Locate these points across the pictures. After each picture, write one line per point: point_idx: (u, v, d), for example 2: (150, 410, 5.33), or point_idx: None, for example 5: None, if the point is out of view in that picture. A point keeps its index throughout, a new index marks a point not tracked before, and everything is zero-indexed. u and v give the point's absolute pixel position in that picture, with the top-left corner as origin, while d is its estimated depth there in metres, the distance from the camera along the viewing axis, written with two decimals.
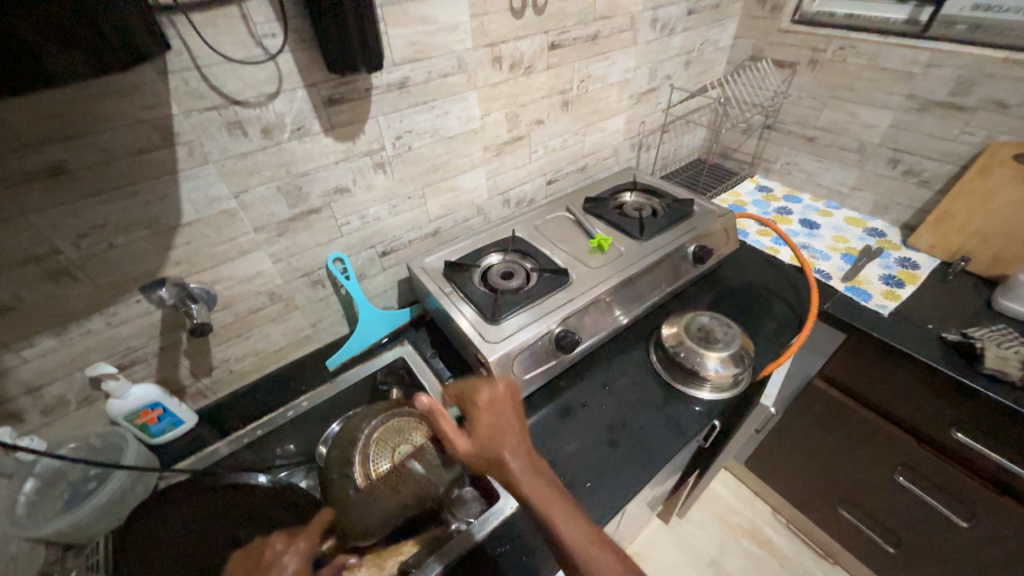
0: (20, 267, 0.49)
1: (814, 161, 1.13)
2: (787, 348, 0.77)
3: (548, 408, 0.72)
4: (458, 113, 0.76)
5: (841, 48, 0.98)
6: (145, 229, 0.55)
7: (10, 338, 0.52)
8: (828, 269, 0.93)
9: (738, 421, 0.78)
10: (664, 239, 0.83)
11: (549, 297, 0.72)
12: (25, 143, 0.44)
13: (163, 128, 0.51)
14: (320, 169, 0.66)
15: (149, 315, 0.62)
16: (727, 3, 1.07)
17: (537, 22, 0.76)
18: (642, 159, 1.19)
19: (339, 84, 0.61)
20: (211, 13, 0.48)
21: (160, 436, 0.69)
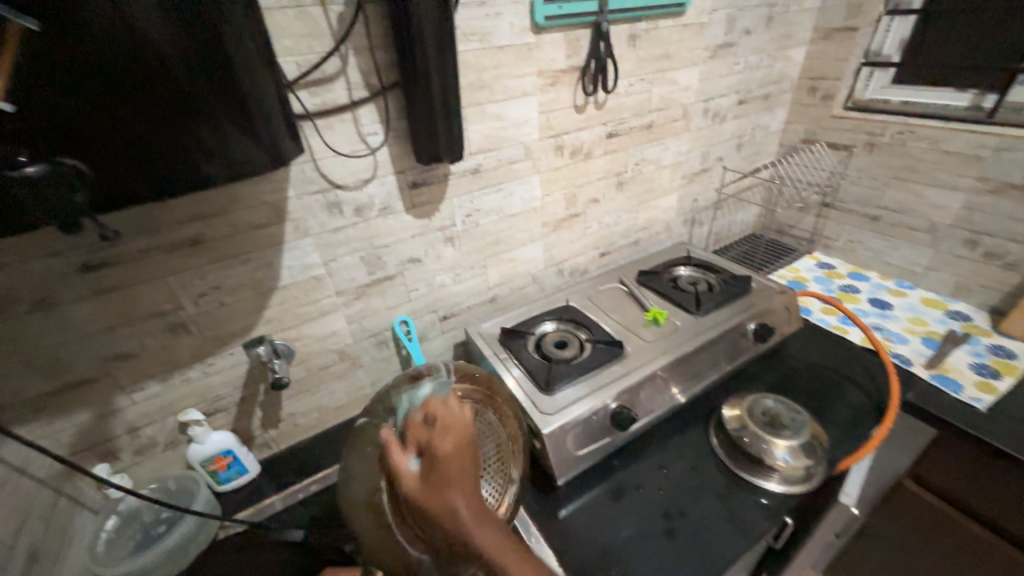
0: (149, 319, 0.58)
1: (880, 239, 1.10)
2: (868, 441, 0.70)
3: (602, 487, 0.69)
4: (522, 194, 0.83)
5: (900, 133, 0.99)
6: (249, 290, 0.63)
7: (128, 381, 0.60)
8: (907, 353, 0.86)
9: (817, 521, 0.70)
10: (723, 315, 0.82)
11: (604, 369, 0.72)
12: (176, 219, 0.54)
13: (279, 207, 0.60)
14: (398, 242, 0.73)
15: (238, 367, 0.68)
16: (777, 93, 1.13)
17: (597, 116, 0.84)
18: (695, 234, 1.21)
19: (423, 171, 0.70)
20: (331, 118, 0.59)
21: (227, 483, 0.72)
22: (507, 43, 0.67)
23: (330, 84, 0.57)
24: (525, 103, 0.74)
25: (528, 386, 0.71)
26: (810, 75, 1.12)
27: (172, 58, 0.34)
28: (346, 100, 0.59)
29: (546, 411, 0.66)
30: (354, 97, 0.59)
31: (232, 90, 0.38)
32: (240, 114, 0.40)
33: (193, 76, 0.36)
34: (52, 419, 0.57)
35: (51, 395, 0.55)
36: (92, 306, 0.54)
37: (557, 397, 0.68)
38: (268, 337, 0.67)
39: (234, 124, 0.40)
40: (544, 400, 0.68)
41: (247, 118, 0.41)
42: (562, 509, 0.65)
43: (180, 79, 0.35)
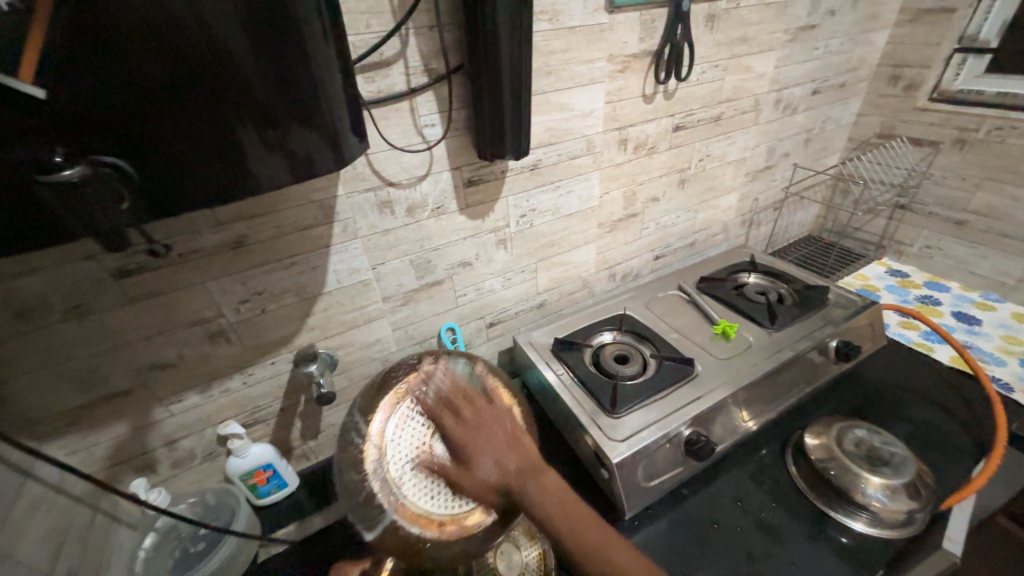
0: (188, 328, 0.53)
1: (964, 246, 1.00)
2: (974, 479, 0.62)
3: (670, 519, 0.62)
4: (580, 192, 0.76)
5: (998, 129, 0.89)
6: (293, 296, 0.58)
7: (165, 392, 0.56)
8: (1005, 376, 0.78)
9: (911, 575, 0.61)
10: (800, 331, 0.76)
11: (673, 389, 0.66)
12: (219, 221, 0.49)
13: (328, 208, 0.55)
14: (450, 245, 0.67)
15: (279, 377, 0.63)
16: (853, 82, 1.03)
17: (665, 107, 0.76)
18: (752, 236, 1.13)
19: (480, 167, 0.64)
20: (387, 108, 0.53)
21: (266, 497, 0.68)
22: (578, 24, 0.60)
23: (388, 69, 0.51)
24: (593, 91, 0.66)
25: (590, 406, 0.65)
26: (892, 63, 1.02)
27: (233, 39, 0.29)
28: (404, 88, 0.52)
29: (613, 436, 0.60)
30: (413, 84, 0.53)
31: (297, 79, 0.33)
32: (298, 101, 0.33)
33: (255, 63, 0.30)
34: (87, 433, 0.53)
35: (86, 409, 0.51)
36: (130, 315, 0.49)
37: (623, 421, 0.62)
38: (311, 346, 0.62)
39: (298, 121, 0.34)
40: (610, 424, 0.62)
41: (306, 106, 0.34)
42: (621, 541, 0.60)
43: (241, 65, 0.29)
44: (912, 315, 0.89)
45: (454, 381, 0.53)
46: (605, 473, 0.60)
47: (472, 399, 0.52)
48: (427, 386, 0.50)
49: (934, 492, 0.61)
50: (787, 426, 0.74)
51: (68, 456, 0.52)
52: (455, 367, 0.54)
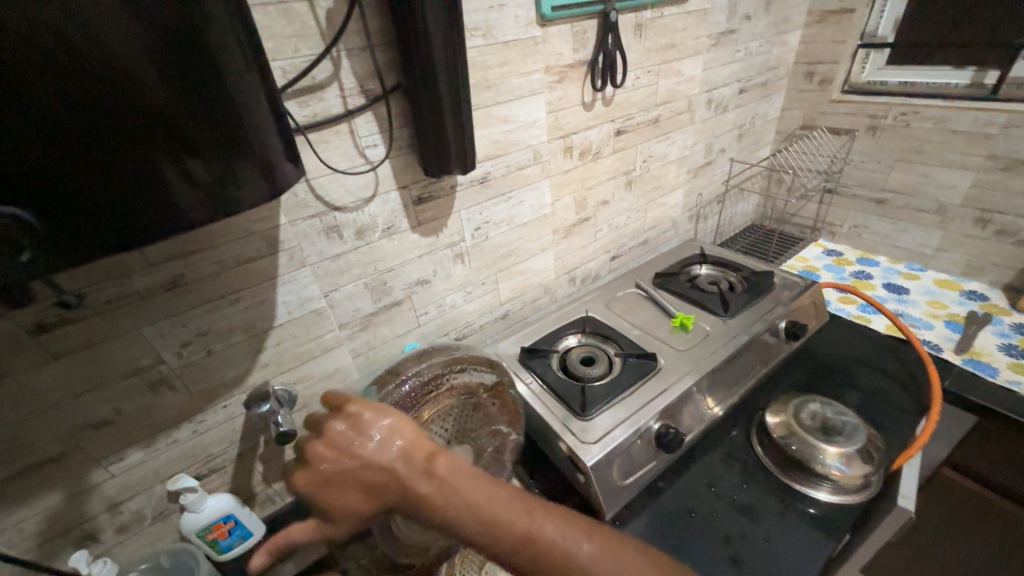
0: (124, 379, 0.49)
1: (887, 222, 1.09)
2: (918, 437, 0.66)
3: (649, 514, 0.63)
4: (533, 201, 0.77)
5: (903, 114, 0.98)
6: (242, 333, 0.55)
7: (103, 452, 0.51)
8: (934, 338, 0.85)
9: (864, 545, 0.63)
10: (751, 316, 0.79)
11: (639, 385, 0.67)
12: (150, 262, 0.46)
13: (271, 238, 0.53)
14: (404, 264, 0.66)
15: (233, 421, 0.60)
16: (774, 79, 1.11)
17: (605, 112, 0.79)
18: (701, 229, 1.18)
19: (428, 184, 0.63)
20: (325, 131, 0.51)
21: (228, 552, 0.63)
22: (513, 38, 0.61)
23: (323, 92, 0.50)
24: (534, 102, 0.68)
25: (561, 412, 0.65)
26: (806, 60, 1.11)
27: (143, 68, 0.27)
28: (340, 110, 0.51)
29: (585, 439, 0.60)
30: (349, 106, 0.52)
31: (220, 107, 0.31)
32: (225, 129, 0.32)
33: (171, 93, 0.29)
34: (13, 509, 0.47)
35: (9, 482, 0.46)
36: (53, 373, 0.45)
37: (594, 422, 0.62)
38: (266, 384, 0.59)
39: (226, 151, 0.33)
40: (582, 427, 0.62)
41: (233, 133, 0.33)
42: None
43: (154, 95, 0.28)
44: (850, 290, 0.95)
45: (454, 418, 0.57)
46: (582, 477, 0.60)
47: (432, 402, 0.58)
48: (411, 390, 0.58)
49: (886, 454, 0.65)
50: (750, 408, 0.77)
51: None
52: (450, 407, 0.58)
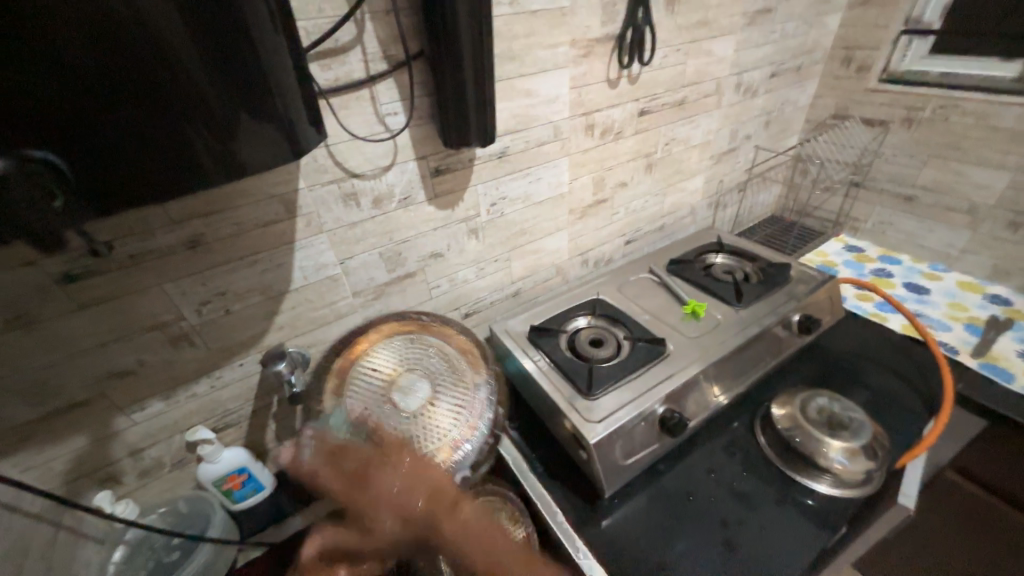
0: (147, 333, 0.51)
1: (913, 220, 1.06)
2: (924, 438, 0.66)
3: (648, 494, 0.64)
4: (550, 179, 0.76)
5: (942, 107, 0.94)
6: (259, 295, 0.56)
7: (127, 401, 0.53)
8: (951, 341, 0.84)
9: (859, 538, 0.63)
10: (764, 307, 0.79)
11: (646, 369, 0.68)
12: (173, 219, 0.47)
13: (289, 201, 0.53)
14: (420, 236, 0.67)
15: (249, 379, 0.62)
16: (808, 64, 1.07)
17: (630, 91, 0.77)
18: (719, 218, 1.16)
19: (446, 156, 0.63)
20: (346, 96, 0.51)
21: (242, 502, 0.65)
22: (540, 8, 0.59)
23: (345, 56, 0.49)
24: (557, 77, 0.66)
25: (567, 390, 0.66)
26: (845, 45, 1.06)
27: (171, 24, 0.27)
28: (363, 75, 0.51)
29: (590, 418, 0.61)
30: (371, 71, 0.51)
31: (245, 67, 0.31)
32: (249, 91, 0.32)
33: (196, 49, 0.28)
34: (43, 447, 0.50)
35: (41, 423, 0.49)
36: (81, 322, 0.46)
37: (599, 402, 0.63)
38: (281, 345, 0.60)
39: (250, 113, 0.33)
40: (587, 406, 0.63)
41: (257, 96, 0.33)
42: (603, 518, 0.61)
43: (181, 53, 0.28)
44: (868, 287, 0.94)
45: (404, 341, 0.61)
46: (584, 454, 0.61)
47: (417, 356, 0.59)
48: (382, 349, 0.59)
49: (890, 452, 0.65)
50: (756, 399, 0.77)
51: (23, 473, 0.49)
52: (406, 332, 0.61)
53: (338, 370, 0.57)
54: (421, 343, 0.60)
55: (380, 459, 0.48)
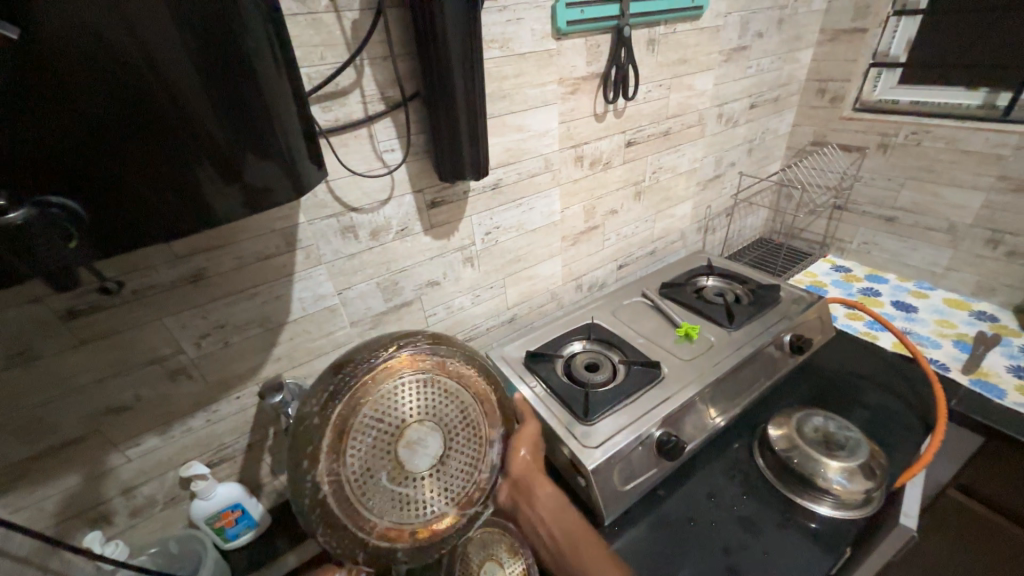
0: (146, 367, 0.51)
1: (896, 240, 1.09)
2: (921, 456, 0.66)
3: (649, 521, 0.63)
4: (542, 208, 0.78)
5: (914, 133, 0.99)
6: (258, 326, 0.57)
7: (121, 438, 0.53)
8: (942, 357, 0.85)
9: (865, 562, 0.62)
10: (757, 328, 0.80)
11: (642, 392, 0.68)
12: (176, 255, 0.48)
13: (289, 235, 0.55)
14: (416, 265, 0.68)
15: (245, 411, 0.61)
16: (785, 95, 1.12)
17: (616, 124, 0.80)
18: (709, 242, 1.19)
19: (442, 189, 0.65)
20: (346, 135, 0.53)
21: (234, 540, 0.65)
22: (528, 50, 0.63)
23: (345, 98, 0.52)
24: (546, 112, 0.70)
25: (564, 416, 0.66)
26: (818, 77, 1.12)
27: (182, 75, 0.29)
28: (361, 115, 0.54)
29: (587, 443, 0.61)
30: (369, 112, 0.54)
31: (252, 111, 0.33)
32: (255, 132, 0.34)
33: (208, 96, 0.31)
34: (34, 487, 0.49)
35: (33, 462, 0.48)
36: (81, 358, 0.47)
37: (597, 427, 0.63)
38: (278, 376, 0.61)
39: (255, 153, 0.35)
40: (584, 431, 0.63)
41: (263, 137, 0.35)
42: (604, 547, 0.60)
43: (193, 101, 0.30)
44: (857, 306, 0.95)
45: (415, 378, 0.38)
46: (582, 481, 0.60)
47: (434, 399, 0.38)
48: (384, 386, 0.37)
49: (889, 471, 0.65)
50: (752, 420, 0.77)
51: (12, 515, 0.48)
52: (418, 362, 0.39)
53: (335, 415, 0.36)
54: (437, 381, 0.39)
55: (388, 537, 0.35)
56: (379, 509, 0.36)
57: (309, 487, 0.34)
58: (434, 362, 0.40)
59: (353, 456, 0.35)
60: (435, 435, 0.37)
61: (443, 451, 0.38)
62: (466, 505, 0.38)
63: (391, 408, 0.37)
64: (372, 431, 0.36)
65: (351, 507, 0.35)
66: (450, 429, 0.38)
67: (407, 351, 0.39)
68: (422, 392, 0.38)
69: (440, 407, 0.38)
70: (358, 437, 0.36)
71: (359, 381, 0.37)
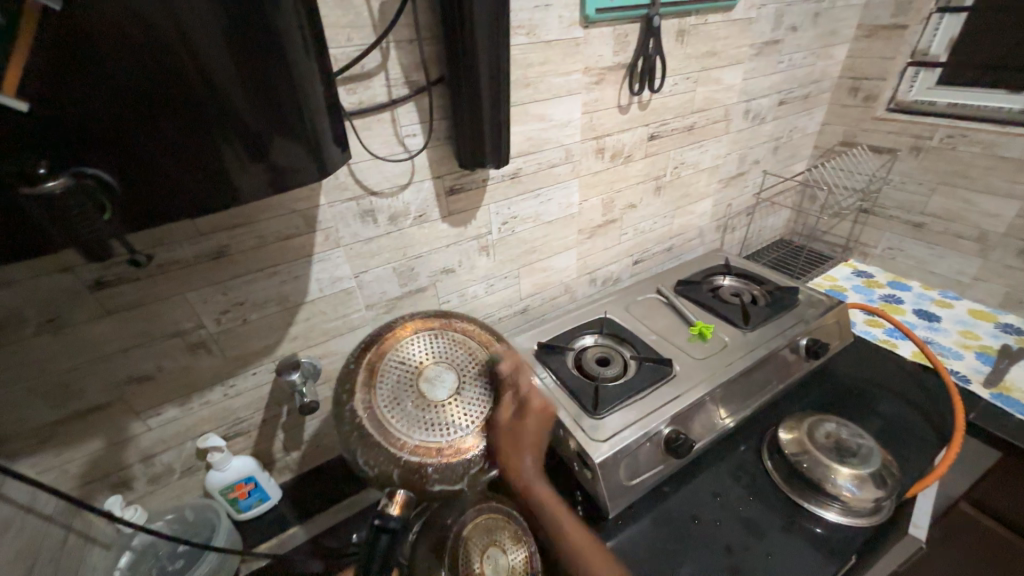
0: (168, 340, 0.52)
1: (923, 247, 1.06)
2: (935, 468, 0.65)
3: (653, 517, 0.64)
4: (560, 199, 0.78)
5: (949, 137, 0.95)
6: (276, 305, 0.58)
7: (143, 406, 0.55)
8: (963, 369, 0.83)
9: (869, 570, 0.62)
10: (773, 330, 0.79)
11: (652, 389, 0.68)
12: (200, 231, 0.49)
13: (310, 217, 0.55)
14: (432, 252, 0.68)
15: (261, 387, 0.63)
16: (816, 93, 1.09)
17: (640, 117, 0.79)
18: (727, 240, 1.17)
19: (461, 176, 0.65)
20: (368, 118, 0.53)
21: (247, 511, 0.67)
22: (555, 38, 0.62)
23: (369, 81, 0.52)
24: (570, 102, 0.69)
25: (573, 408, 0.66)
26: (852, 75, 1.08)
27: (216, 54, 0.29)
28: (385, 99, 0.54)
29: (595, 437, 0.61)
30: (393, 95, 0.54)
31: (280, 91, 0.33)
32: (282, 113, 0.34)
33: (238, 76, 0.31)
34: (60, 450, 0.51)
35: (60, 425, 0.50)
36: (107, 327, 0.48)
37: (605, 422, 0.63)
38: (294, 355, 0.62)
39: (281, 134, 0.35)
40: (592, 425, 0.63)
41: (289, 117, 0.35)
42: (607, 539, 0.61)
43: (224, 79, 0.30)
44: (877, 313, 0.93)
45: (429, 336, 0.48)
46: (588, 473, 0.61)
47: (445, 348, 0.48)
48: (406, 343, 0.47)
49: (900, 481, 0.64)
50: (763, 423, 0.76)
51: (39, 475, 0.51)
52: (430, 326, 0.49)
53: (368, 364, 0.45)
54: (446, 335, 0.49)
55: (419, 452, 0.41)
56: (405, 430, 0.42)
57: (351, 415, 0.42)
58: (442, 322, 0.50)
59: (385, 389, 0.43)
60: (450, 372, 0.46)
61: (458, 385, 0.45)
62: (485, 427, 0.44)
63: (411, 354, 0.46)
64: (398, 370, 0.45)
65: (381, 428, 0.41)
66: (462, 368, 0.47)
67: (419, 318, 0.50)
68: (435, 345, 0.48)
69: (451, 352, 0.48)
70: (385, 375, 0.44)
71: (383, 339, 0.47)
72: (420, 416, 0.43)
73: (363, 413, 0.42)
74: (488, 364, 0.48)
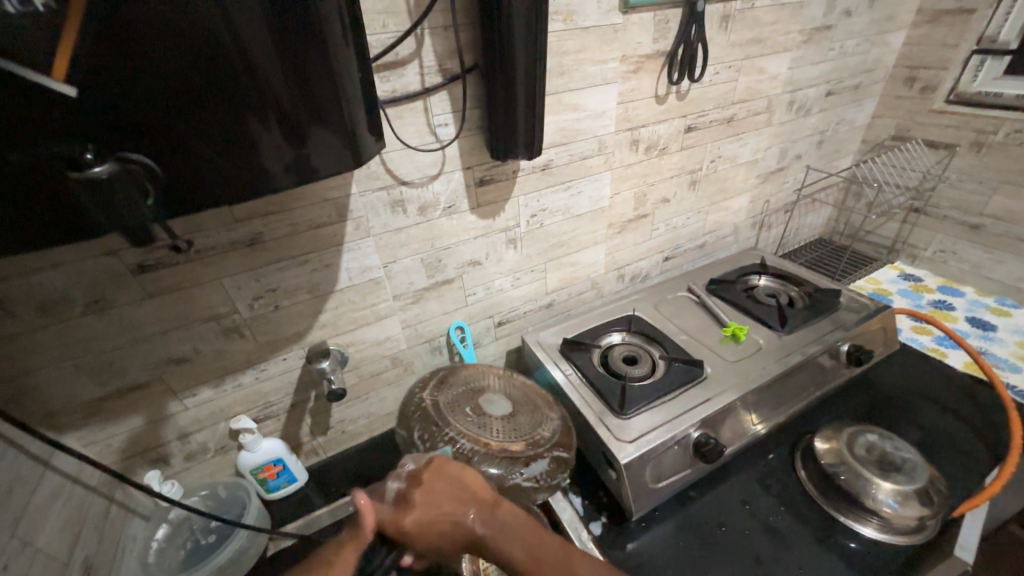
0: (204, 323, 0.54)
1: (979, 250, 0.99)
2: (987, 487, 0.61)
3: (677, 521, 0.62)
4: (591, 193, 0.76)
5: (1016, 132, 0.88)
6: (307, 293, 0.59)
7: (180, 387, 0.56)
8: (1021, 384, 0.77)
9: None
10: (811, 334, 0.75)
11: (681, 391, 0.66)
12: (236, 218, 0.50)
13: (341, 206, 0.55)
14: (460, 244, 0.68)
15: (290, 373, 0.64)
16: (868, 83, 1.02)
17: (678, 107, 0.76)
18: (763, 238, 1.12)
19: (491, 167, 0.64)
20: (401, 107, 0.53)
21: (275, 491, 0.69)
22: (593, 24, 0.60)
23: (403, 68, 0.51)
24: (605, 92, 0.66)
25: (599, 407, 0.65)
26: (909, 64, 1.01)
27: (258, 42, 0.29)
28: (418, 87, 0.53)
29: (621, 437, 0.60)
30: (427, 83, 0.53)
31: (319, 80, 0.33)
32: (321, 103, 0.34)
33: (278, 65, 0.30)
34: (104, 425, 0.54)
35: (104, 401, 0.52)
36: (148, 310, 0.50)
37: (632, 422, 0.62)
38: (323, 342, 0.63)
39: (318, 124, 0.34)
40: (618, 425, 0.61)
41: (327, 107, 0.34)
42: (629, 541, 0.60)
43: (265, 68, 0.30)
44: (926, 320, 0.88)
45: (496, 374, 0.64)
46: (613, 473, 0.60)
47: (507, 383, 0.62)
48: (478, 374, 0.63)
49: (947, 500, 0.60)
50: (797, 430, 0.73)
51: (85, 447, 0.53)
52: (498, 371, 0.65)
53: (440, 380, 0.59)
54: (510, 377, 0.64)
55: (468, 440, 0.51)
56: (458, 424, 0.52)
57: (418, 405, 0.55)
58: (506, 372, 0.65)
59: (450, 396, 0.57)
60: (506, 402, 0.58)
61: (511, 410, 0.57)
62: (532, 444, 0.52)
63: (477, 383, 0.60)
64: (463, 390, 0.58)
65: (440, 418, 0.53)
66: (516, 402, 0.59)
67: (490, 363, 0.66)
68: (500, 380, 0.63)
69: (510, 393, 0.60)
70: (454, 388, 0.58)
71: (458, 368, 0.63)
72: (473, 420, 0.54)
73: (428, 407, 0.55)
74: (539, 402, 0.59)
